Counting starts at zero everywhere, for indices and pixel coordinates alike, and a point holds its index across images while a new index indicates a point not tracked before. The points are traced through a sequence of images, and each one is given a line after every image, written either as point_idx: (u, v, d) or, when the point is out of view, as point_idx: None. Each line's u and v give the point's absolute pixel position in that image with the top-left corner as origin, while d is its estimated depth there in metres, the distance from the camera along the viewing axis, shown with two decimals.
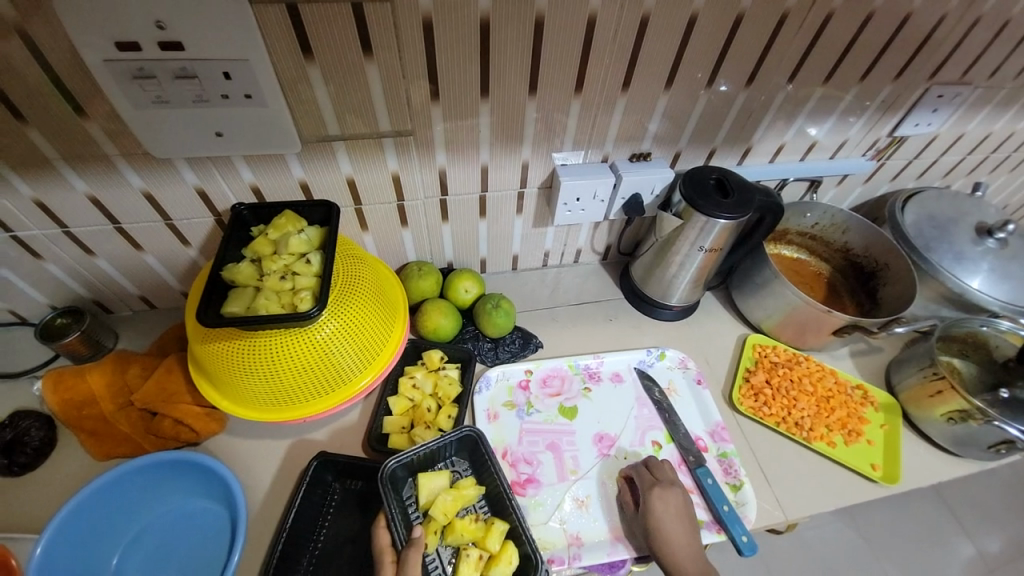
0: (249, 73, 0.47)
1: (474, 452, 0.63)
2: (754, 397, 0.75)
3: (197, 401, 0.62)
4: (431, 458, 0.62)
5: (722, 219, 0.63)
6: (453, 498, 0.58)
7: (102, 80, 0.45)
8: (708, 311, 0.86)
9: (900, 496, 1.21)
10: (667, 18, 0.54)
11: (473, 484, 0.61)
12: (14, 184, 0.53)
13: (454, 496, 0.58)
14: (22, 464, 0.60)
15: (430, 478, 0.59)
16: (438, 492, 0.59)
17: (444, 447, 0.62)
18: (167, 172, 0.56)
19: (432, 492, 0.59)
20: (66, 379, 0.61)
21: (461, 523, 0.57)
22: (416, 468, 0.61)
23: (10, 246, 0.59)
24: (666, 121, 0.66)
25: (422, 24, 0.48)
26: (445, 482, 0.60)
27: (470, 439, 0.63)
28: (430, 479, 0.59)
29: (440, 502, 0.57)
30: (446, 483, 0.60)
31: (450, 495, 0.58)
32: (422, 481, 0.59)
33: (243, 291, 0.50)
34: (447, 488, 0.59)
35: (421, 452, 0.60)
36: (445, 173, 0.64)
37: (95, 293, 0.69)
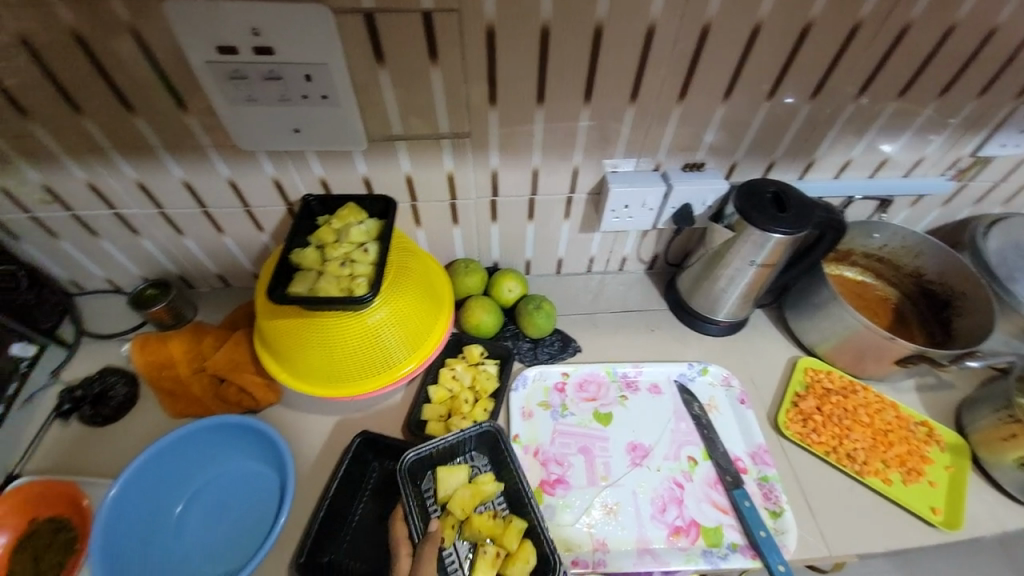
0: (326, 76, 0.52)
1: (494, 448, 0.64)
2: (803, 422, 0.71)
3: (259, 372, 0.68)
4: (453, 451, 0.63)
5: (779, 234, 0.61)
6: (470, 493, 0.60)
7: (205, 80, 0.51)
8: (757, 328, 0.83)
9: (967, 549, 1.10)
10: (729, 28, 0.53)
11: (492, 480, 0.62)
12: (123, 168, 0.61)
13: (471, 492, 0.60)
14: (105, 415, 0.68)
15: (450, 473, 0.61)
16: (456, 487, 0.60)
17: (467, 440, 0.64)
18: (250, 163, 0.61)
19: (451, 488, 0.60)
20: (152, 343, 0.70)
21: (479, 518, 0.58)
22: (437, 460, 0.63)
23: (115, 222, 0.68)
24: (723, 131, 0.65)
25: (485, 32, 0.50)
26: (464, 478, 0.61)
27: (489, 434, 0.63)
28: (449, 474, 0.61)
29: (457, 498, 0.59)
30: (464, 479, 0.61)
31: (469, 491, 0.60)
32: (441, 476, 0.61)
33: (307, 274, 0.54)
34: (465, 484, 0.61)
35: (444, 443, 0.62)
36: (497, 174, 0.67)
37: (179, 269, 0.77)
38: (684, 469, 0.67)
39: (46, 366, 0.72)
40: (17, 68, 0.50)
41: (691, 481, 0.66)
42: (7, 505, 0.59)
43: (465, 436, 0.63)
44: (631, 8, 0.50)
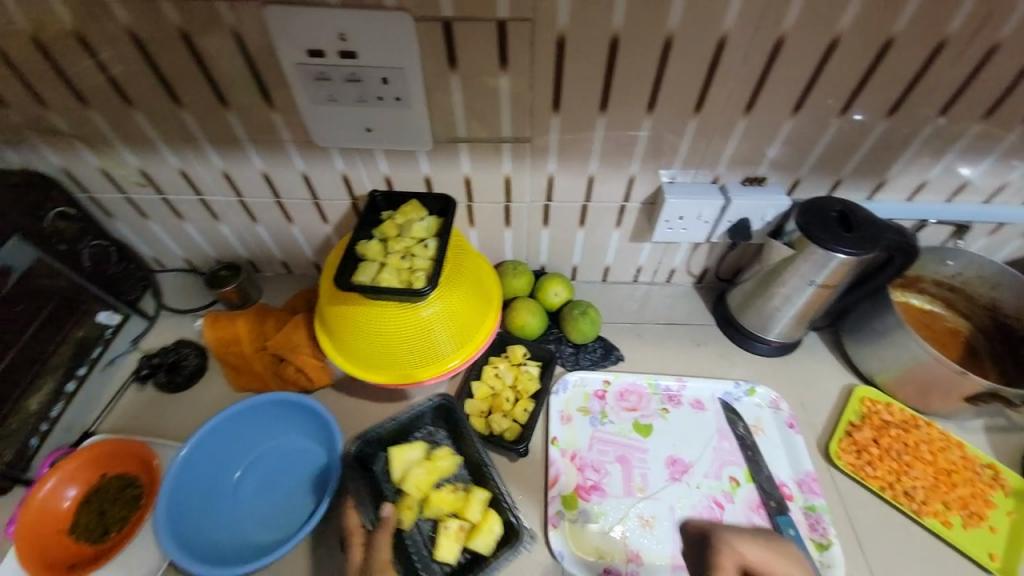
0: (402, 78, 0.55)
1: (450, 422, 0.67)
2: (857, 454, 0.68)
3: (315, 354, 0.72)
4: (407, 429, 0.66)
5: (842, 254, 0.59)
6: (426, 470, 0.61)
7: (292, 80, 0.55)
8: (811, 352, 0.79)
9: None
10: (804, 42, 0.52)
11: (448, 454, 0.64)
12: (211, 158, 0.66)
13: (426, 469, 0.61)
14: (179, 382, 0.74)
15: (402, 451, 0.62)
16: (411, 464, 0.62)
17: (421, 416, 0.66)
18: (323, 158, 0.66)
19: (405, 466, 0.61)
20: (221, 320, 0.74)
21: (438, 494, 0.60)
22: (392, 441, 0.65)
23: (199, 206, 0.74)
24: (788, 147, 0.63)
25: (555, 42, 0.52)
26: (420, 454, 0.63)
27: (443, 408, 0.66)
28: (403, 452, 0.62)
29: (412, 476, 0.60)
30: (420, 455, 0.63)
31: (424, 468, 0.61)
32: (394, 456, 0.62)
33: (370, 265, 0.57)
34: (421, 461, 0.62)
35: (396, 423, 0.65)
36: (553, 179, 0.68)
37: (249, 253, 0.83)
38: (725, 490, 0.66)
39: (126, 334, 0.78)
40: (132, 64, 0.55)
41: (732, 502, 0.65)
42: (82, 458, 0.62)
43: (421, 412, 0.65)
44: (703, 20, 0.50)
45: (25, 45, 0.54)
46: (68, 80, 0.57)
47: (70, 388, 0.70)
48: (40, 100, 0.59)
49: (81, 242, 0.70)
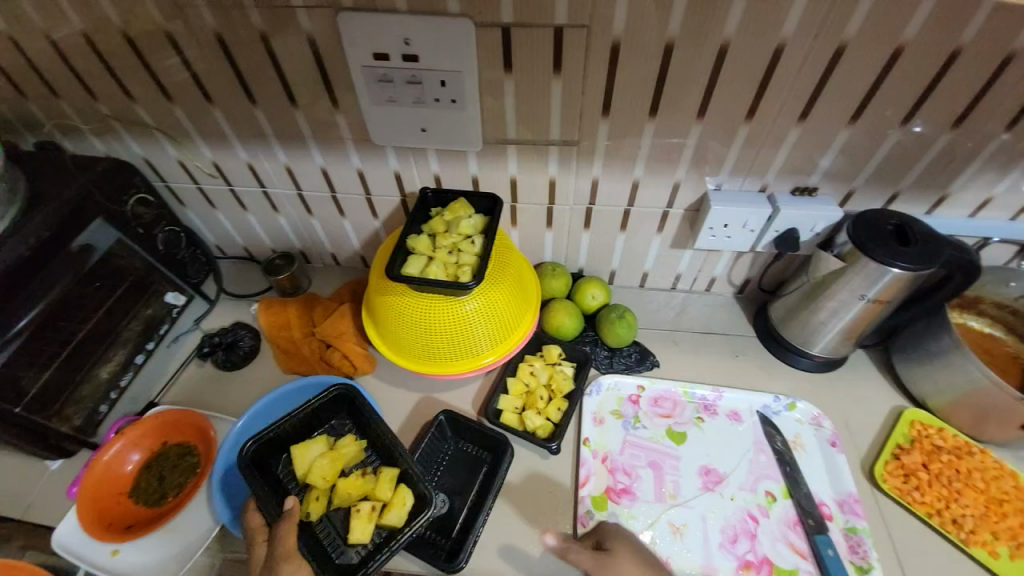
0: (459, 81, 0.58)
1: (353, 410, 0.64)
2: (904, 478, 0.65)
3: (360, 343, 0.77)
4: (309, 423, 0.63)
5: (898, 268, 0.57)
6: (331, 459, 0.60)
7: (357, 81, 0.59)
8: (858, 370, 0.77)
9: None
10: (865, 51, 0.51)
11: (351, 442, 0.62)
12: (277, 152, 0.71)
13: (329, 459, 0.60)
14: (235, 361, 0.79)
15: (304, 448, 0.60)
16: (315, 458, 0.60)
17: (324, 410, 0.63)
18: (378, 155, 0.69)
19: (309, 461, 0.60)
20: (274, 305, 0.81)
21: (345, 481, 0.59)
22: (291, 438, 0.62)
23: (261, 198, 0.79)
24: (842, 157, 0.62)
25: (610, 48, 0.53)
26: (323, 447, 0.61)
27: (343, 399, 0.63)
28: (305, 448, 0.60)
29: (315, 469, 0.59)
30: (322, 449, 0.61)
31: (327, 459, 0.60)
32: (296, 453, 0.60)
33: (419, 258, 0.59)
34: (324, 453, 0.61)
35: (298, 419, 0.61)
36: (597, 182, 0.69)
37: (302, 244, 0.88)
38: (761, 504, 0.64)
39: (190, 314, 0.83)
40: (214, 64, 0.60)
41: (767, 517, 0.63)
42: (148, 425, 0.67)
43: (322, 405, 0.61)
44: (761, 28, 0.50)
45: (123, 45, 0.59)
46: (157, 77, 0.63)
47: (139, 360, 0.76)
48: (132, 94, 0.65)
49: (157, 227, 0.76)
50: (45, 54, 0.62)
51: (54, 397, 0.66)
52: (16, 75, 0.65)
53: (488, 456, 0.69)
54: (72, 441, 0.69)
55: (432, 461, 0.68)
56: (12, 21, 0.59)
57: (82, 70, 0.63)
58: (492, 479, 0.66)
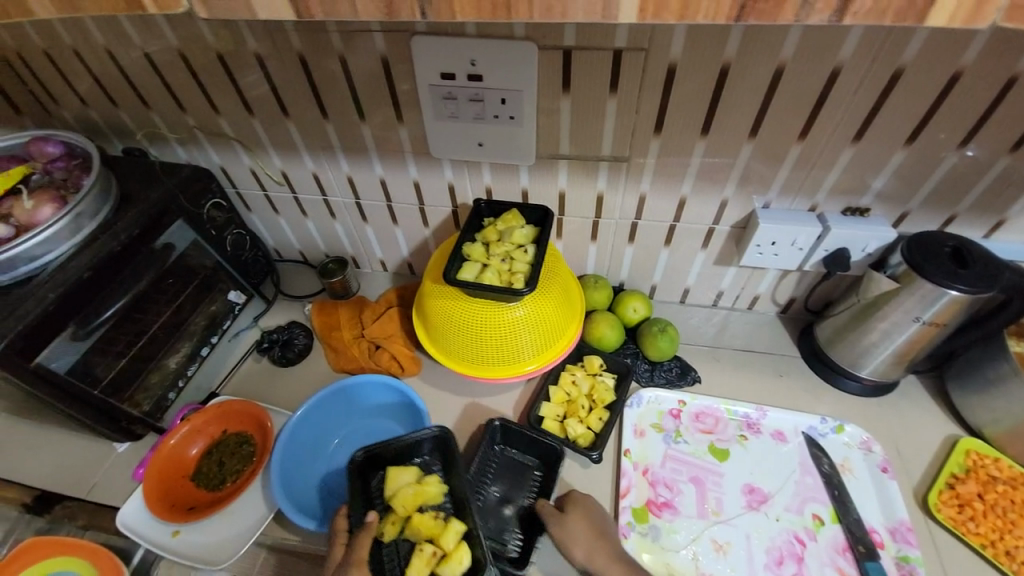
0: (518, 100, 0.61)
1: (446, 452, 0.64)
2: (958, 507, 0.63)
3: (407, 345, 0.81)
4: (406, 450, 0.64)
5: (957, 290, 0.57)
6: (414, 491, 0.60)
7: (422, 98, 0.63)
8: (908, 395, 0.75)
9: None
10: (923, 75, 0.52)
11: (437, 480, 0.62)
12: (341, 163, 0.76)
13: (414, 490, 0.60)
14: (289, 358, 0.83)
15: (398, 471, 0.62)
16: (403, 484, 0.61)
17: (418, 444, 0.64)
18: (434, 167, 0.73)
19: (397, 485, 0.61)
20: (327, 307, 0.87)
21: (420, 516, 0.59)
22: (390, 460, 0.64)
23: (322, 205, 0.84)
24: (895, 179, 0.62)
25: (666, 69, 0.55)
26: (413, 476, 0.62)
27: (438, 438, 0.63)
28: (398, 472, 0.62)
29: (400, 494, 0.60)
30: (412, 478, 0.62)
31: (413, 489, 0.61)
32: (390, 473, 0.62)
33: (474, 264, 0.62)
34: (412, 482, 0.62)
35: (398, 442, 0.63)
36: (645, 198, 0.71)
37: (354, 250, 0.93)
38: (807, 527, 0.63)
39: (249, 312, 0.89)
40: (294, 81, 0.65)
41: (815, 541, 0.62)
42: (211, 413, 0.71)
43: (419, 439, 0.63)
44: (818, 52, 0.51)
45: (215, 62, 0.65)
46: (240, 91, 0.69)
47: (204, 352, 0.80)
48: (217, 108, 0.72)
49: (228, 229, 0.81)
50: (144, 70, 0.69)
51: (128, 383, 0.71)
52: (115, 86, 0.72)
53: (536, 464, 0.70)
54: (142, 425, 0.73)
55: (485, 473, 0.69)
56: (120, 41, 0.66)
57: (174, 84, 0.70)
58: (543, 487, 0.67)
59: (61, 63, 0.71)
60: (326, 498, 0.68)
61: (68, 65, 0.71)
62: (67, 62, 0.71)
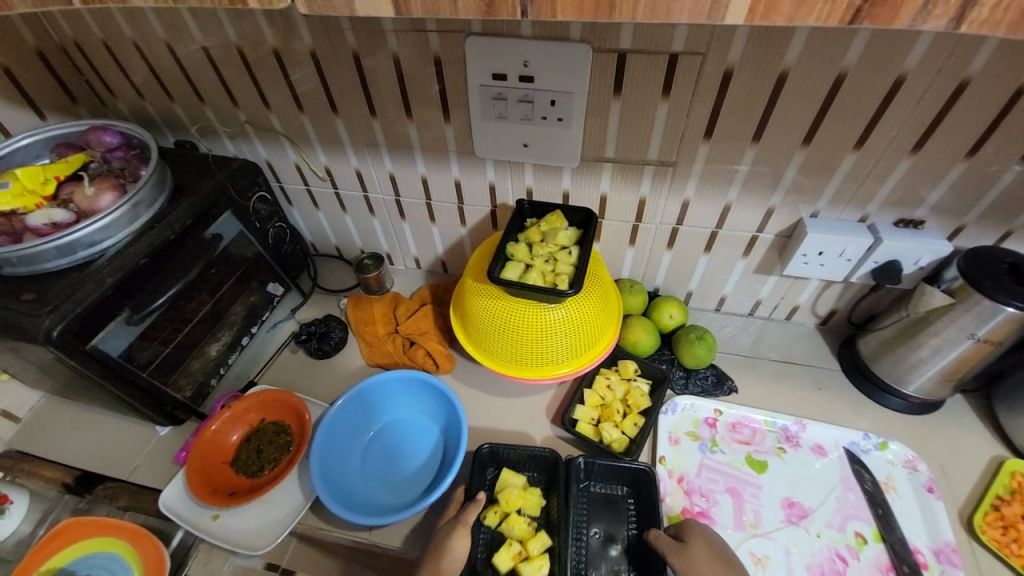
0: (568, 102, 0.61)
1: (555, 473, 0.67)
2: (1002, 529, 0.61)
3: (441, 342, 0.81)
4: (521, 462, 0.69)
5: (1013, 308, 0.55)
6: (519, 494, 0.64)
7: (472, 99, 0.64)
8: (954, 415, 0.72)
9: None
10: (993, 85, 0.50)
11: (540, 494, 0.66)
12: (384, 160, 0.77)
13: (520, 493, 0.64)
14: (325, 350, 0.84)
15: (511, 473, 0.67)
16: (511, 485, 0.66)
17: (528, 461, 0.68)
18: (477, 167, 0.74)
19: (506, 483, 0.66)
20: (363, 301, 0.88)
21: (517, 518, 0.63)
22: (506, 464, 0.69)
23: (362, 201, 0.85)
24: (952, 192, 0.60)
25: (722, 73, 0.55)
26: (521, 482, 0.66)
27: (549, 460, 0.67)
28: (510, 474, 0.66)
29: (507, 492, 0.64)
30: (520, 482, 0.66)
31: (519, 492, 0.64)
32: (503, 473, 0.67)
33: (518, 264, 0.63)
34: (519, 486, 0.66)
35: (517, 454, 0.68)
36: (688, 204, 0.70)
37: (389, 246, 0.94)
38: (849, 545, 0.62)
39: (286, 304, 0.91)
40: (346, 79, 0.67)
41: (857, 560, 0.61)
42: (252, 401, 0.73)
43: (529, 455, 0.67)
44: (882, 59, 0.50)
45: (270, 58, 0.67)
46: (292, 87, 0.70)
47: (244, 342, 0.83)
48: (268, 103, 0.73)
49: (270, 221, 0.83)
50: (201, 64, 0.71)
51: (172, 368, 0.73)
52: (170, 78, 0.74)
53: (627, 492, 0.67)
54: (186, 410, 0.75)
55: (579, 517, 0.65)
56: (180, 35, 0.68)
57: (229, 78, 0.72)
58: (644, 513, 0.64)
59: (120, 55, 0.73)
60: (364, 490, 0.68)
61: (128, 57, 0.73)
62: (128, 54, 0.73)
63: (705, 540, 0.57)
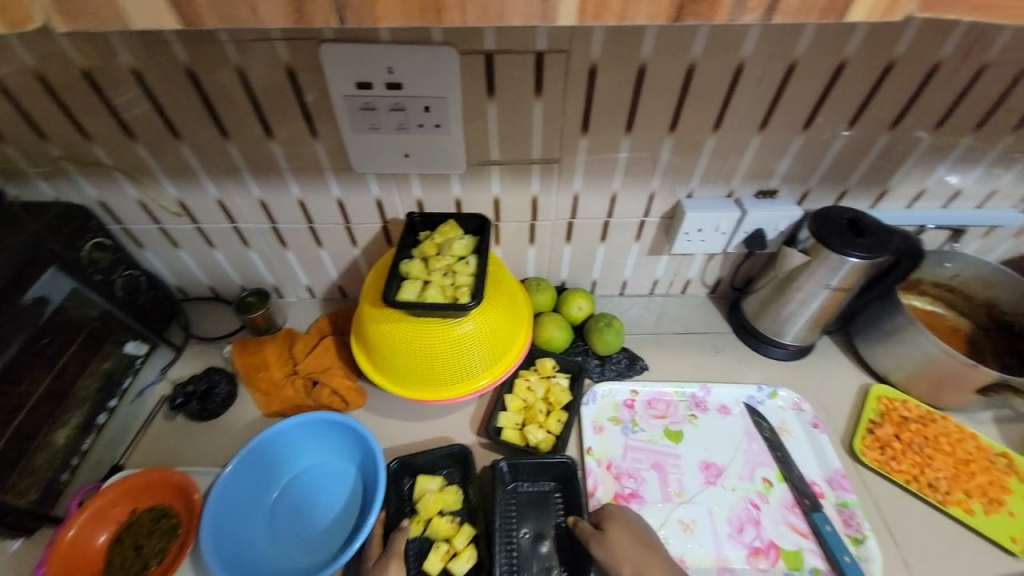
0: (443, 107, 0.59)
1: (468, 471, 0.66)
2: (881, 449, 0.71)
3: (348, 377, 0.75)
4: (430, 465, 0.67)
5: (854, 258, 0.63)
6: (436, 497, 0.64)
7: (338, 110, 0.58)
8: (825, 354, 0.83)
9: None
10: (814, 66, 0.57)
11: (455, 490, 0.65)
12: (249, 186, 0.68)
13: (437, 496, 0.64)
14: (211, 410, 0.73)
15: (424, 479, 0.65)
16: (428, 492, 0.64)
17: (441, 461, 0.67)
18: (359, 183, 0.68)
19: (422, 492, 0.64)
20: (249, 346, 0.78)
21: (439, 519, 0.62)
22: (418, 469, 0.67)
23: (231, 234, 0.75)
24: (796, 162, 0.68)
25: (588, 70, 0.56)
26: (436, 485, 0.65)
27: (459, 453, 0.67)
28: (424, 480, 0.65)
29: (424, 499, 0.63)
30: (435, 485, 0.65)
31: (435, 496, 0.64)
32: (417, 481, 0.66)
33: (415, 282, 0.59)
34: (435, 490, 0.65)
35: (428, 457, 0.66)
36: (578, 197, 0.72)
37: (275, 278, 0.84)
38: (760, 491, 0.68)
39: (154, 364, 0.77)
40: (185, 99, 0.58)
41: (768, 502, 0.67)
42: (114, 494, 0.61)
43: (438, 455, 0.66)
44: (723, 48, 0.55)
45: (79, 80, 0.55)
46: (117, 113, 0.59)
47: (101, 420, 0.69)
48: (88, 134, 0.61)
49: (116, 271, 0.71)
50: None
51: (6, 472, 0.59)
52: None
53: (554, 487, 0.67)
54: (33, 518, 0.61)
55: (509, 516, 0.64)
56: None
57: (27, 108, 0.58)
58: (571, 503, 0.64)
59: None
60: (273, 555, 0.61)
61: None
62: None
63: (625, 525, 0.58)
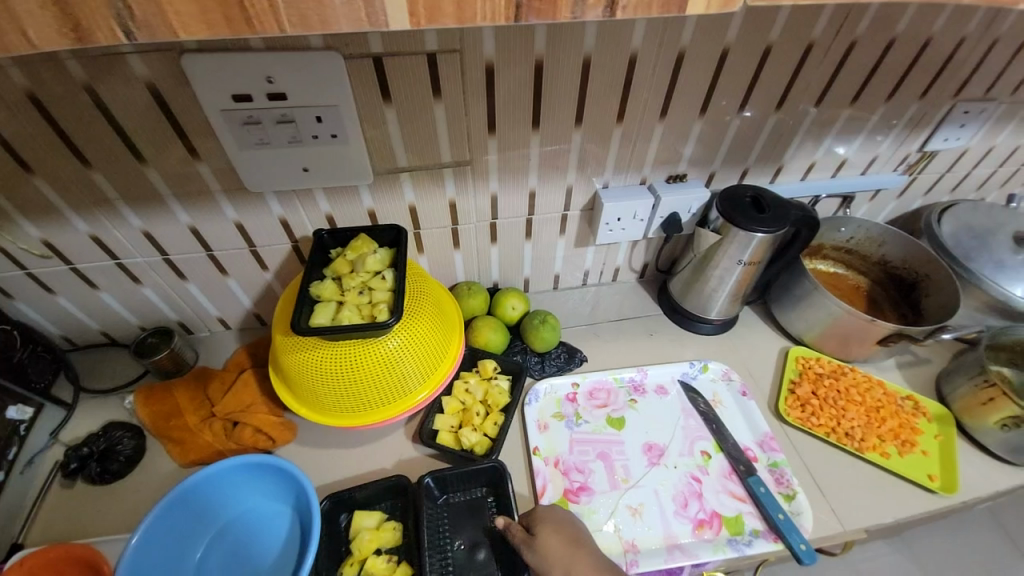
0: (336, 116, 0.55)
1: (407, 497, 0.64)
2: (801, 408, 0.76)
3: (272, 412, 0.70)
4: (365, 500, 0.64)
5: (760, 233, 0.66)
6: (371, 536, 0.60)
7: (216, 126, 0.53)
8: (747, 324, 0.88)
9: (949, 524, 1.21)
10: (703, 52, 0.59)
11: (394, 525, 0.62)
12: (127, 218, 0.61)
13: (372, 535, 0.60)
14: (113, 471, 0.66)
15: (361, 515, 0.61)
16: (363, 529, 0.61)
17: (378, 493, 0.63)
18: (257, 204, 0.63)
19: (357, 530, 0.61)
20: (155, 393, 0.70)
21: (373, 561, 0.58)
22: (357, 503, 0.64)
23: (115, 271, 0.67)
24: (700, 145, 0.71)
25: (484, 68, 0.54)
26: (373, 521, 0.61)
27: (397, 485, 0.63)
28: (361, 516, 0.61)
29: (357, 540, 0.59)
30: (372, 522, 0.61)
31: (370, 535, 0.60)
32: (353, 518, 0.62)
33: (327, 306, 0.56)
34: (371, 527, 0.61)
35: (367, 490, 0.63)
36: (496, 197, 0.70)
37: (179, 315, 0.77)
38: (699, 464, 0.70)
39: (45, 425, 0.68)
40: (27, 127, 0.50)
41: (708, 474, 0.70)
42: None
43: (373, 488, 0.62)
44: (616, 39, 0.55)
45: None
46: None
47: None
48: None
49: None
50: None
51: None
52: None
53: (487, 492, 0.66)
54: None
55: (442, 530, 0.62)
56: None
57: None
58: (503, 505, 0.64)
59: None
60: None
61: None
62: None
63: (555, 524, 0.57)
